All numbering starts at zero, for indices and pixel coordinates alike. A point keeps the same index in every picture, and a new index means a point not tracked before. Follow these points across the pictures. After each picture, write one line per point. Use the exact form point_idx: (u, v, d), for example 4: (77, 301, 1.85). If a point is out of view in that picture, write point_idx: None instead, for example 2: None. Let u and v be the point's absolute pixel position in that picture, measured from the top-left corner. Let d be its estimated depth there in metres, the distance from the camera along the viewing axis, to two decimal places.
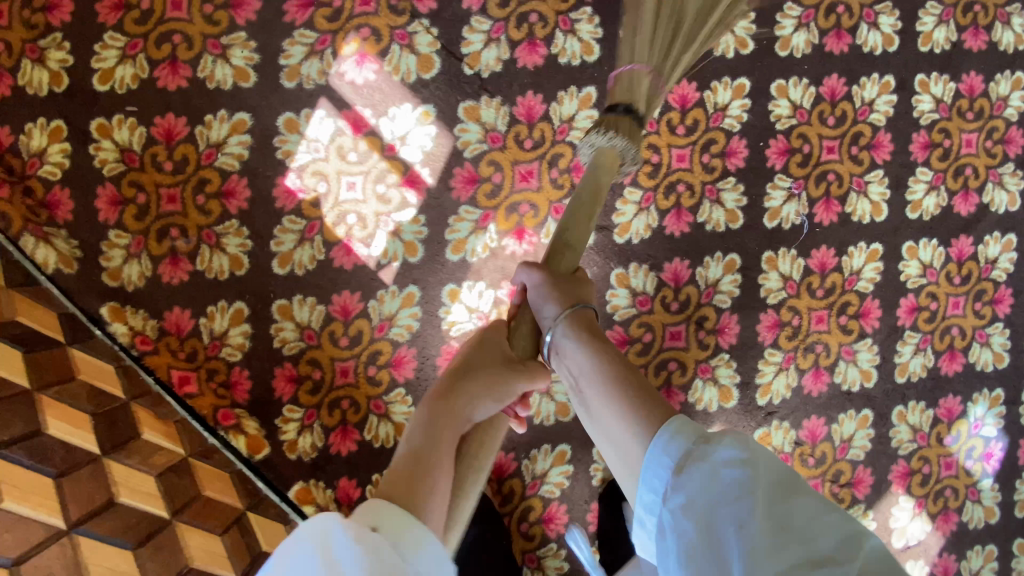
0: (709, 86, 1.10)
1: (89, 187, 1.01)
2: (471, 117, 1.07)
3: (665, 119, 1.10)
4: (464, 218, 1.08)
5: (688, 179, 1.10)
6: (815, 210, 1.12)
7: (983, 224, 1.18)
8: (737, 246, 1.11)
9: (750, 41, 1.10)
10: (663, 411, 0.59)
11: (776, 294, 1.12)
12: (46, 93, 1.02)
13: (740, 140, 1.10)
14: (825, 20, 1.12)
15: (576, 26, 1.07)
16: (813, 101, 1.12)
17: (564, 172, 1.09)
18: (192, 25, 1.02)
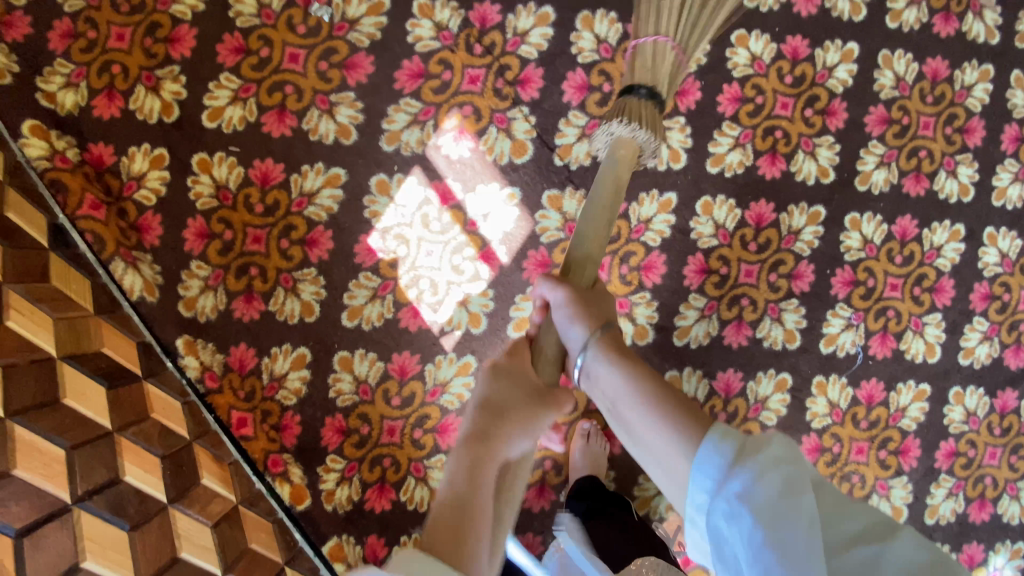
0: (786, 209, 1.13)
1: (180, 216, 1.04)
2: (552, 205, 1.10)
3: (740, 234, 1.12)
4: (529, 298, 1.11)
5: (753, 294, 1.12)
6: (871, 343, 1.15)
7: None
8: (790, 366, 1.13)
9: (832, 171, 1.13)
10: (686, 417, 0.58)
11: (821, 420, 1.14)
12: (155, 121, 1.04)
13: (808, 265, 1.13)
14: (907, 162, 1.15)
15: (667, 133, 1.11)
16: (884, 237, 1.14)
17: (633, 269, 1.10)
18: (305, 78, 1.06)
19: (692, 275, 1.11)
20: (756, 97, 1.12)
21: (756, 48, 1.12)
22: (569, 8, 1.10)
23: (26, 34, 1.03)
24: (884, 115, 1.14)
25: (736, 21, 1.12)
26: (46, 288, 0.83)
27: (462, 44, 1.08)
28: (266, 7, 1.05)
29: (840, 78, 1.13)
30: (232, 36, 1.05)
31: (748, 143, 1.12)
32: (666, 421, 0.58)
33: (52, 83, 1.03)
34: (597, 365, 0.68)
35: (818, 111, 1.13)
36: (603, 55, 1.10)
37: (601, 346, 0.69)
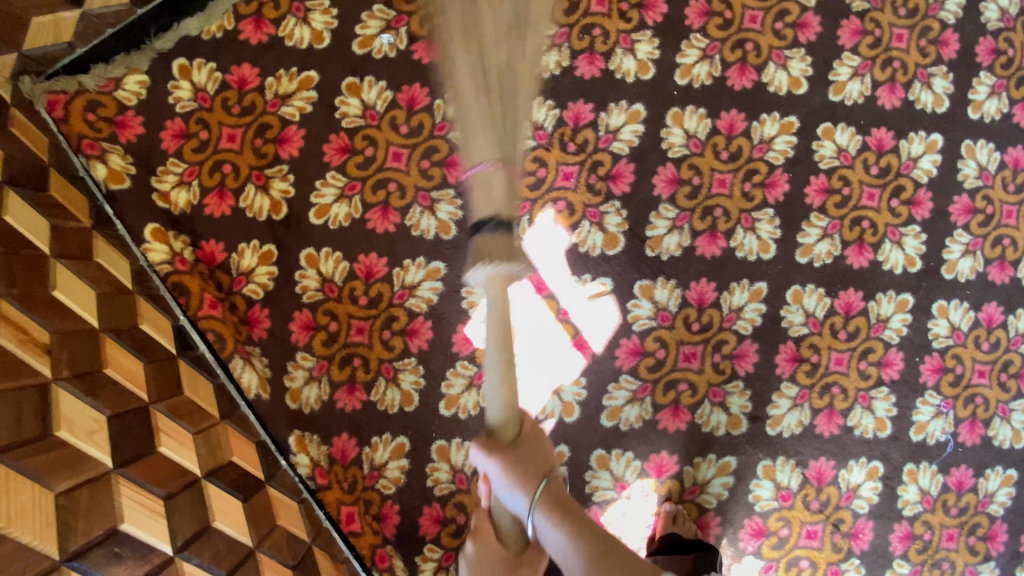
0: (874, 297, 1.14)
1: (287, 309, 1.07)
2: (645, 295, 1.12)
3: (829, 322, 1.14)
4: (623, 387, 1.11)
5: (843, 382, 1.14)
6: (959, 429, 1.16)
7: None
8: (881, 454, 1.14)
9: (919, 260, 1.15)
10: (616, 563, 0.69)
11: (913, 507, 1.15)
12: (264, 218, 1.07)
13: (897, 352, 1.15)
14: (991, 250, 1.17)
15: (756, 224, 1.13)
16: (971, 324, 1.16)
17: (726, 357, 1.12)
18: (408, 175, 1.10)
19: (783, 364, 1.13)
20: (843, 188, 1.15)
21: (842, 140, 1.15)
22: (660, 103, 1.13)
23: (137, 133, 1.05)
24: (968, 205, 1.16)
25: (822, 114, 1.15)
26: (183, 402, 0.85)
27: (557, 141, 1.12)
28: (371, 107, 1.09)
29: (925, 168, 1.16)
30: (338, 135, 1.09)
31: (836, 234, 1.14)
32: (614, 553, 0.71)
33: (166, 182, 1.05)
34: (537, 523, 0.75)
35: (904, 201, 1.15)
36: (693, 149, 1.13)
37: (531, 435, 0.81)
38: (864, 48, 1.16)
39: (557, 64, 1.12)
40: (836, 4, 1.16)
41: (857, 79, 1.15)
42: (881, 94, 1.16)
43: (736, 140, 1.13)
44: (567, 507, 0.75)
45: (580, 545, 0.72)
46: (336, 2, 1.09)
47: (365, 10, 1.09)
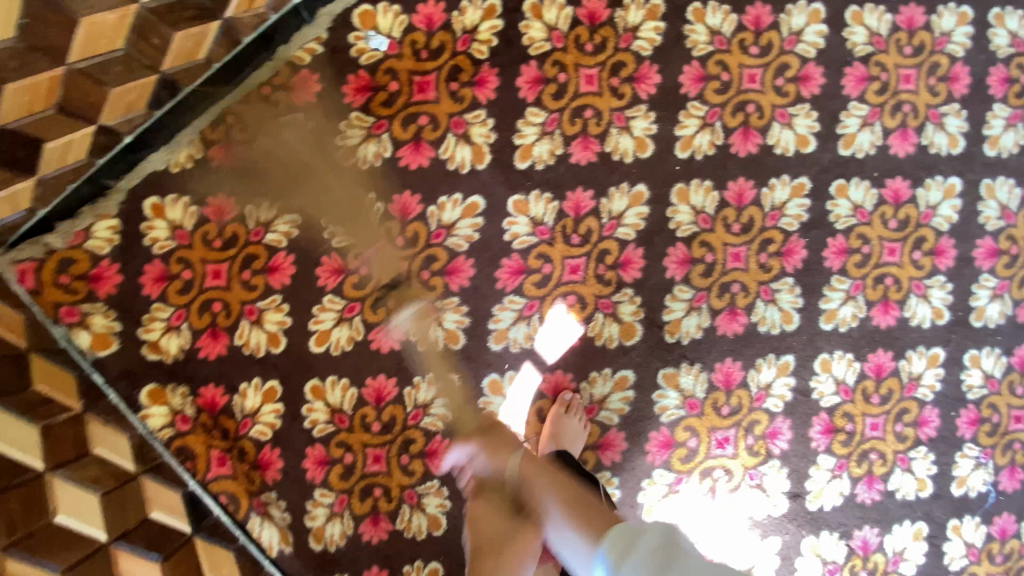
0: (904, 356, 1.11)
1: (299, 446, 1.02)
2: (670, 384, 1.08)
3: (861, 387, 1.10)
4: (657, 482, 1.08)
5: (881, 447, 1.11)
6: (1000, 477, 1.14)
7: None
8: (925, 514, 1.12)
9: (946, 311, 1.11)
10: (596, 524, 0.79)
11: (958, 561, 1.13)
12: (263, 354, 1.02)
13: (932, 410, 1.12)
14: (1018, 291, 1.13)
15: (777, 295, 1.08)
16: (1003, 370, 1.14)
17: (759, 438, 1.09)
18: (408, 289, 1.04)
19: (819, 437, 1.10)
20: (862, 246, 1.10)
21: (857, 196, 1.09)
22: (662, 182, 1.07)
23: (116, 285, 0.98)
24: (992, 247, 1.12)
25: (833, 171, 1.09)
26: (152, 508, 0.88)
27: (560, 235, 1.07)
28: (362, 222, 1.04)
29: (945, 215, 1.11)
30: (331, 257, 1.03)
31: (860, 295, 1.10)
32: (577, 523, 0.80)
33: (153, 330, 0.99)
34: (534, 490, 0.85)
35: (926, 252, 1.11)
36: (703, 225, 1.08)
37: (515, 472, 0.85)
38: (871, 94, 1.09)
39: (550, 154, 1.06)
40: (838, 51, 1.09)
41: (866, 128, 1.09)
42: (892, 142, 1.10)
43: (748, 210, 1.08)
44: (570, 495, 0.84)
45: (564, 527, 0.80)
46: (310, 115, 1.03)
47: (343, 120, 1.03)
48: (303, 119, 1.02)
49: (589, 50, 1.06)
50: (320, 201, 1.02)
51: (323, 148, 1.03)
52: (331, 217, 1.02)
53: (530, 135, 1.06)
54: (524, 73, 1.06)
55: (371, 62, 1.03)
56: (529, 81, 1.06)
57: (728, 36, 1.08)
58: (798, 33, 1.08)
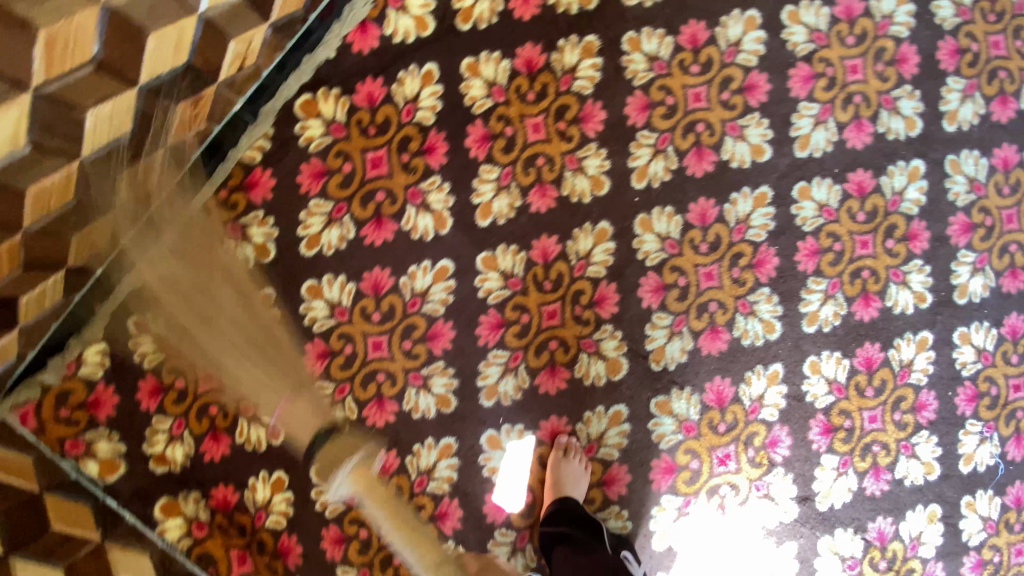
0: (892, 345, 1.11)
1: (315, 529, 1.05)
2: (663, 411, 1.09)
3: (853, 383, 1.11)
4: (666, 507, 1.10)
5: (882, 438, 1.11)
6: (1007, 447, 1.14)
7: None
8: (936, 495, 1.13)
9: (928, 293, 1.11)
10: None
11: (977, 536, 1.14)
12: (265, 448, 1.05)
13: (928, 393, 1.12)
14: (999, 261, 1.12)
15: (756, 307, 1.09)
16: (996, 342, 1.13)
17: (760, 449, 1.10)
18: (393, 361, 1.06)
19: (819, 438, 1.11)
20: (833, 244, 1.09)
21: (821, 195, 1.09)
22: (624, 215, 1.09)
23: (115, 405, 1.03)
24: (966, 222, 1.11)
25: (793, 175, 1.09)
26: None
27: (532, 284, 1.09)
28: (338, 304, 1.06)
29: (913, 199, 1.10)
30: (314, 343, 1.06)
31: (838, 292, 1.10)
32: None
33: (157, 443, 1.03)
34: None
35: (899, 239, 1.10)
36: (671, 250, 1.09)
37: None
38: (819, 92, 1.09)
39: (509, 207, 1.08)
40: (779, 54, 1.08)
41: (820, 126, 1.09)
42: (848, 135, 1.09)
43: (713, 228, 1.09)
44: None
45: None
46: (271, 210, 1.04)
47: (303, 209, 1.05)
48: (266, 215, 1.04)
49: (531, 99, 1.08)
50: (243, 365, 1.01)
51: (289, 240, 1.05)
52: (241, 352, 1.01)
53: (487, 192, 1.08)
54: (472, 132, 1.07)
55: (320, 147, 1.04)
56: (478, 139, 1.07)
57: (667, 59, 1.08)
58: (737, 44, 1.08)
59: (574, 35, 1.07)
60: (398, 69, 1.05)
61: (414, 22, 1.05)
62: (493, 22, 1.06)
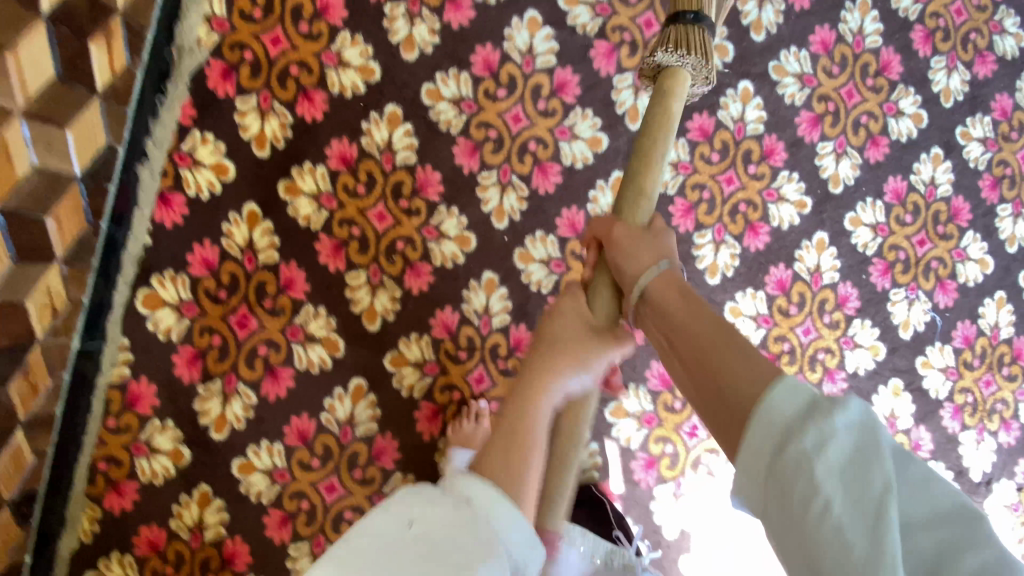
0: (796, 258, 1.13)
1: None
2: (620, 415, 1.10)
3: (776, 308, 1.13)
4: (662, 496, 1.12)
5: (824, 344, 1.14)
6: (936, 298, 1.18)
7: None
8: (893, 370, 1.17)
9: (806, 198, 1.13)
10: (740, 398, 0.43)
11: (944, 388, 1.19)
12: None
13: (846, 285, 1.15)
14: (857, 136, 1.14)
15: None
16: (886, 211, 1.15)
17: None
18: (352, 495, 1.06)
19: None
20: (702, 194, 1.10)
21: (670, 155, 1.10)
22: (502, 258, 1.09)
23: None
24: (812, 115, 1.12)
25: None
26: None
27: (447, 360, 1.08)
28: (274, 468, 1.04)
29: (755, 119, 1.11)
30: (271, 512, 1.04)
31: (726, 236, 1.11)
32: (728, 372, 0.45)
33: None
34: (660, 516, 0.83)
35: (759, 161, 1.11)
36: (559, 269, 1.10)
37: None
38: (626, 60, 1.08)
39: (390, 301, 1.05)
40: (573, 42, 1.07)
41: (641, 93, 1.09)
42: None
43: (588, 232, 1.10)
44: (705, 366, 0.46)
45: None
46: (166, 413, 1.01)
47: (195, 397, 1.02)
48: (164, 420, 1.01)
49: (363, 191, 1.04)
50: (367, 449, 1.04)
51: (198, 432, 1.02)
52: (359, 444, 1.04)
53: (364, 296, 1.05)
54: (321, 249, 1.03)
55: (182, 333, 1.01)
56: (330, 252, 1.03)
57: (472, 95, 1.05)
58: (530, 51, 1.06)
59: (374, 112, 1.03)
60: (220, 223, 1.01)
61: (213, 171, 1.00)
62: (289, 135, 1.01)
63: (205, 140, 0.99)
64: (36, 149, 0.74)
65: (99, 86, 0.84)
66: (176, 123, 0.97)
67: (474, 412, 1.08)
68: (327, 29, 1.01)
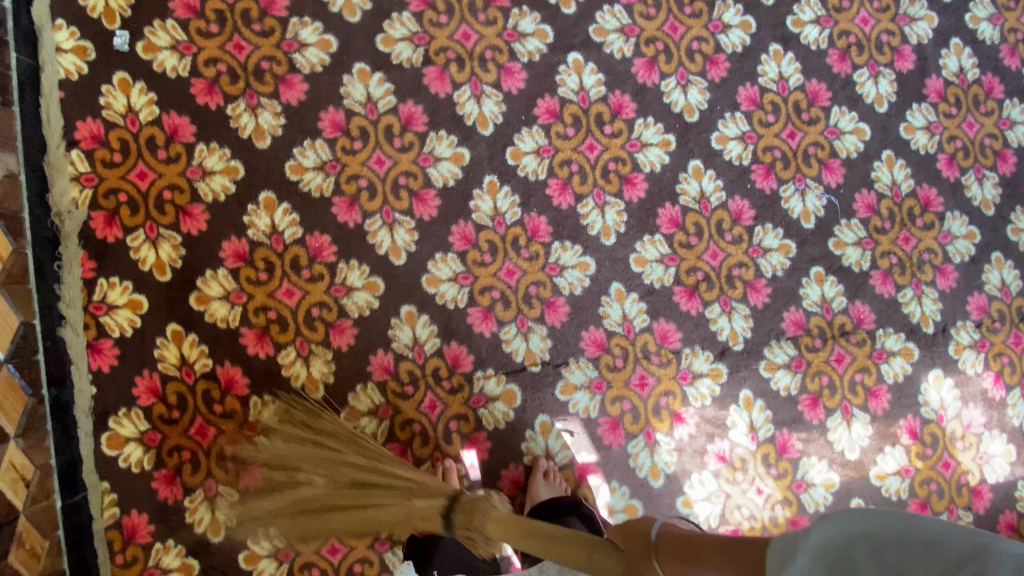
0: (679, 192, 1.17)
1: None
2: (570, 391, 1.15)
3: (677, 244, 1.17)
4: (637, 452, 1.16)
5: (735, 260, 1.18)
6: (825, 181, 1.22)
7: (933, 58, 1.28)
8: (810, 260, 1.21)
9: (668, 135, 1.17)
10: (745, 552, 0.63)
11: (866, 260, 1.22)
12: None
13: (736, 200, 1.19)
14: (694, 63, 1.18)
15: (561, 263, 1.16)
16: (748, 120, 1.19)
17: (660, 349, 1.16)
18: (356, 549, 1.12)
19: (691, 305, 1.17)
20: (571, 168, 1.16)
21: (530, 144, 1.16)
22: (412, 290, 1.15)
23: None
24: (646, 60, 1.17)
25: (498, 149, 1.15)
26: None
27: (396, 399, 1.14)
28: (278, 549, 1.11)
29: (594, 84, 1.17)
30: None
31: (606, 197, 1.16)
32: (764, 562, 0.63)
33: None
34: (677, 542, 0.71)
35: (612, 120, 1.17)
36: (468, 281, 1.15)
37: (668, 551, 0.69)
38: (457, 76, 1.14)
39: (326, 365, 1.12)
40: (405, 77, 1.13)
41: (482, 99, 1.15)
42: (505, 86, 1.15)
43: (482, 238, 1.16)
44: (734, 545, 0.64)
45: None
46: (164, 535, 1.08)
47: (185, 512, 1.09)
48: (165, 541, 1.08)
49: (266, 277, 1.10)
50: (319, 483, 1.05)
51: (198, 542, 1.09)
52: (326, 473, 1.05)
53: (300, 368, 1.12)
54: (247, 341, 1.10)
55: (153, 461, 1.08)
56: (256, 341, 1.10)
57: (332, 156, 1.12)
58: (369, 99, 1.13)
59: (251, 205, 1.10)
60: (152, 350, 1.08)
61: (129, 308, 1.08)
62: (183, 253, 1.09)
63: (112, 284, 1.07)
64: None
65: None
66: (81, 279, 1.06)
67: (444, 437, 1.15)
68: (183, 149, 1.09)
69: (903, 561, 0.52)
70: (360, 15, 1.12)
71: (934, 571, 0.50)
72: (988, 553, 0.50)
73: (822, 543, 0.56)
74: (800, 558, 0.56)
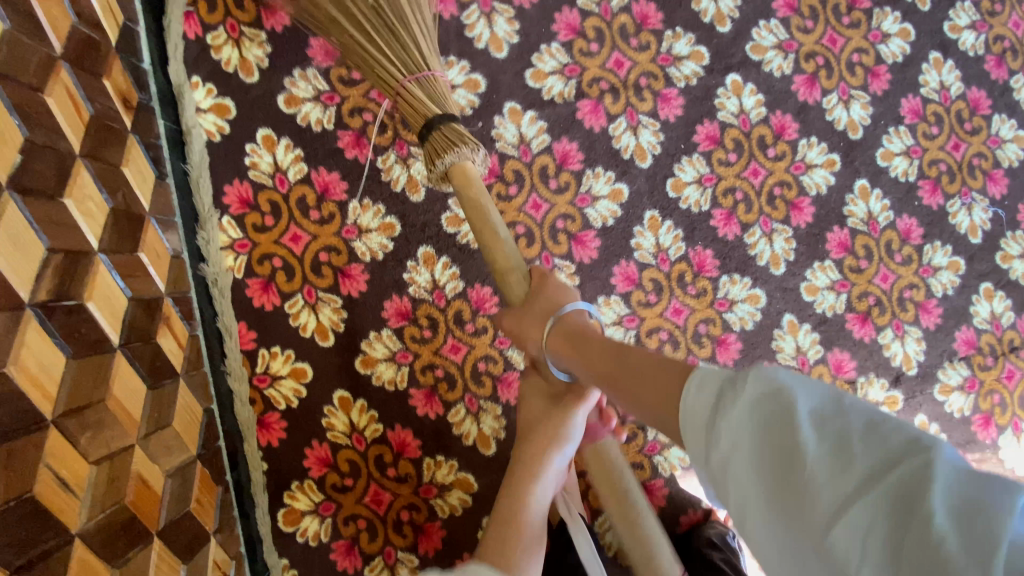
0: (847, 214, 1.12)
1: None
2: None
3: (848, 269, 1.12)
4: None
5: (906, 281, 1.14)
6: (990, 193, 1.19)
7: None
8: (977, 276, 1.18)
9: (833, 156, 1.12)
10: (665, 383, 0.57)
11: None
12: None
13: (904, 218, 1.15)
14: (855, 78, 1.14)
15: (730, 298, 1.10)
16: (912, 133, 1.15)
17: (836, 380, 1.12)
18: None
19: (864, 331, 1.12)
20: (735, 196, 1.10)
21: (691, 174, 1.09)
22: None
23: None
24: (806, 76, 1.12)
25: (658, 182, 1.09)
26: None
27: None
28: None
29: (755, 106, 1.10)
30: None
31: (773, 225, 1.11)
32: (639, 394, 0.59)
33: None
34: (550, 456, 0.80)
35: (776, 142, 1.11)
36: (633, 324, 1.08)
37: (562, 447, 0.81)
38: (612, 108, 1.08)
39: (496, 421, 1.08)
40: (559, 113, 1.07)
41: (639, 130, 1.08)
42: (662, 114, 1.09)
43: (645, 277, 1.09)
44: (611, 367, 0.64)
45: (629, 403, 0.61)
46: None
47: None
48: None
49: (430, 334, 1.06)
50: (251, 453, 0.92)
51: None
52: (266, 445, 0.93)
53: (470, 426, 1.07)
54: (416, 402, 1.06)
55: (329, 532, 1.03)
56: (424, 401, 1.06)
57: None
58: (523, 140, 1.06)
59: (409, 261, 1.05)
60: (320, 419, 1.03)
61: (293, 378, 1.02)
62: (344, 315, 1.04)
63: (274, 353, 1.02)
64: (159, 459, 0.79)
65: (179, 369, 0.88)
66: (243, 352, 1.00)
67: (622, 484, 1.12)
68: (336, 208, 1.03)
69: (781, 460, 0.42)
70: (509, 51, 1.06)
71: (824, 496, 0.39)
72: (889, 442, 0.39)
73: (762, 398, 0.45)
74: (729, 424, 0.45)
